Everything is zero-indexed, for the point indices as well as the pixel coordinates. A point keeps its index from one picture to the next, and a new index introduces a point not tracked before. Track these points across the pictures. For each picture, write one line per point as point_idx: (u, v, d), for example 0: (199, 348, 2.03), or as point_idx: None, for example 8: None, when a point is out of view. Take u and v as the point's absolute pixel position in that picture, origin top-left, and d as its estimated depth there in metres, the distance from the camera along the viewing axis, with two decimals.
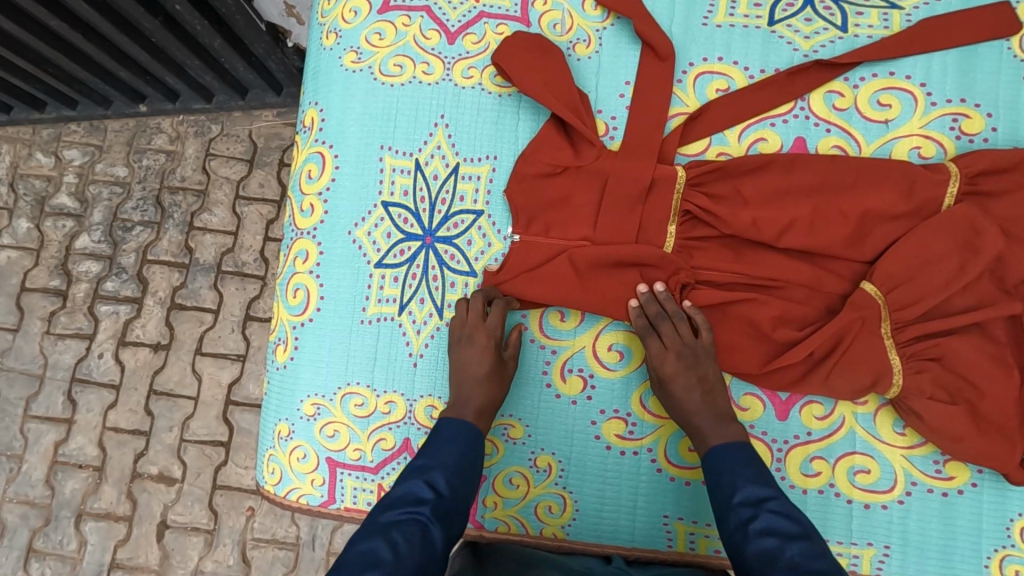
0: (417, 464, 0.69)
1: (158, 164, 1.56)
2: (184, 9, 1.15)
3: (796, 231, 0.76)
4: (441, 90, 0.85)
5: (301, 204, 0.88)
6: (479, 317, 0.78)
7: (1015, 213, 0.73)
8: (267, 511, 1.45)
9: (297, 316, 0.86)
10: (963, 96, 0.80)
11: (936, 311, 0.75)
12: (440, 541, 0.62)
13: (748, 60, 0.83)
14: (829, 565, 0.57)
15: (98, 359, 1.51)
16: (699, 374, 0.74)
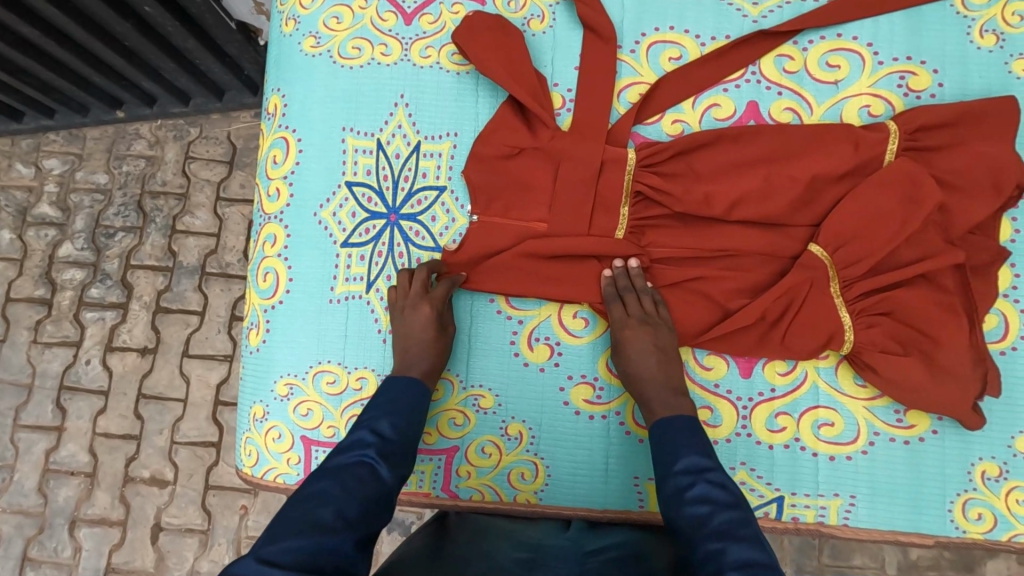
0: (365, 415, 0.73)
1: (138, 170, 1.57)
2: (155, 11, 1.16)
3: (746, 201, 0.78)
4: (401, 71, 0.86)
5: (268, 189, 0.88)
6: (422, 290, 0.79)
7: (955, 165, 0.76)
8: (261, 509, 1.46)
9: (267, 300, 0.87)
10: (910, 53, 0.82)
11: (884, 266, 0.77)
12: (388, 477, 0.68)
13: (699, 28, 0.84)
14: (752, 534, 0.62)
15: (86, 365, 1.52)
16: (646, 350, 0.76)
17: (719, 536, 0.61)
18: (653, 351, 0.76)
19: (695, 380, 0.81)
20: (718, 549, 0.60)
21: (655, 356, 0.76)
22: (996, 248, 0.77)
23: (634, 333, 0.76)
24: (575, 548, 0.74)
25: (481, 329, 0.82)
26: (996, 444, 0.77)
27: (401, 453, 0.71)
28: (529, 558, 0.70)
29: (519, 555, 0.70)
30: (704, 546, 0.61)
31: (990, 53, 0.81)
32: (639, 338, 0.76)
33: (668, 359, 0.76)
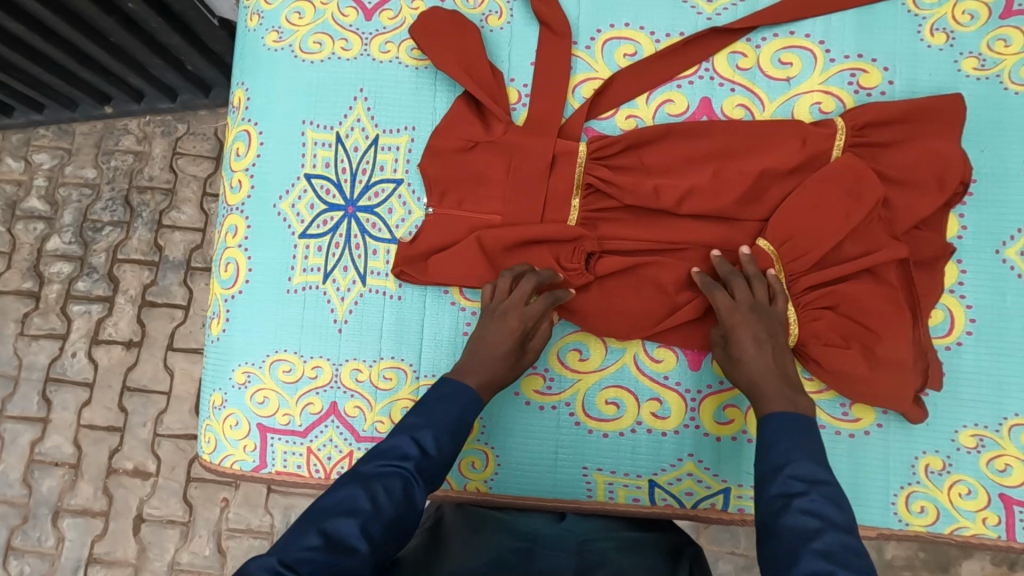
0: (410, 421, 0.69)
1: (126, 165, 1.59)
2: (139, 7, 1.18)
3: (695, 195, 0.79)
4: (360, 65, 0.87)
5: (230, 181, 0.90)
6: (524, 300, 0.77)
7: (902, 161, 0.77)
8: (242, 502, 1.47)
9: (228, 289, 0.88)
10: (861, 51, 0.83)
11: (829, 260, 0.78)
12: (420, 498, 0.65)
13: (654, 24, 0.85)
14: (864, 564, 0.55)
15: (71, 357, 1.54)
16: (760, 341, 0.72)
17: (825, 556, 0.55)
18: (764, 341, 0.72)
19: (645, 372, 0.82)
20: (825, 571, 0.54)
21: (766, 346, 0.72)
22: (942, 244, 0.77)
23: (740, 323, 0.73)
24: (571, 538, 0.74)
25: (435, 319, 0.84)
26: (940, 437, 0.78)
27: (438, 472, 0.67)
28: (526, 547, 0.69)
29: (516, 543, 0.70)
30: (807, 563, 0.55)
31: (939, 51, 0.82)
32: (739, 337, 0.73)
33: (779, 357, 0.72)
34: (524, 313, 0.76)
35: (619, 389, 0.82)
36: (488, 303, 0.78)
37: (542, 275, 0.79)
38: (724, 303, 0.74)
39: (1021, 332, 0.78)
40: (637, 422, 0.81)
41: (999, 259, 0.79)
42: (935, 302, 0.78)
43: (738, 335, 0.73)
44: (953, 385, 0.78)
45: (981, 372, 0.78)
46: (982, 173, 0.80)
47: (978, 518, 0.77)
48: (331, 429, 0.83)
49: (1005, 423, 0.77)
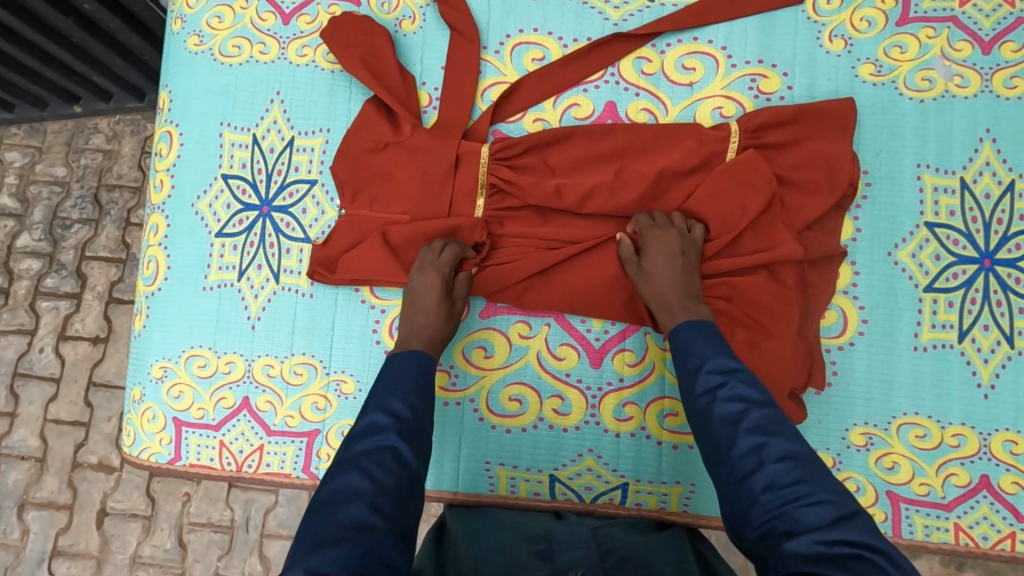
0: (375, 396, 0.71)
1: (95, 164, 1.54)
2: (94, 8, 1.15)
3: (596, 194, 0.82)
4: (277, 68, 0.89)
5: (153, 181, 0.92)
6: (434, 256, 0.81)
7: (796, 163, 0.80)
8: (202, 495, 1.45)
9: (149, 286, 0.90)
10: (761, 57, 0.84)
11: (729, 256, 0.80)
12: (412, 459, 0.66)
13: (562, 30, 0.87)
14: (787, 429, 0.62)
15: (39, 353, 1.50)
16: (668, 252, 0.76)
17: (756, 431, 0.62)
18: (676, 255, 0.76)
19: (548, 370, 0.83)
20: (759, 444, 0.61)
21: (676, 258, 0.76)
22: (834, 246, 0.80)
23: (656, 237, 0.77)
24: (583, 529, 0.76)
25: (344, 317, 0.86)
26: (830, 436, 0.79)
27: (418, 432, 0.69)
28: (546, 548, 0.70)
29: (534, 548, 0.70)
30: (743, 441, 0.62)
31: (838, 57, 0.84)
32: (649, 251, 0.77)
33: (687, 270, 0.77)
34: (439, 266, 0.80)
35: (522, 387, 0.83)
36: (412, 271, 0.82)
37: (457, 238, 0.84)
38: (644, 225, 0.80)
39: (911, 333, 0.79)
40: (539, 418, 0.83)
41: (892, 261, 0.80)
42: (827, 304, 0.80)
43: (649, 247, 0.77)
44: (841, 383, 0.80)
45: (870, 371, 0.79)
46: (875, 176, 0.82)
47: None
48: (243, 423, 0.85)
49: (894, 421, 0.78)
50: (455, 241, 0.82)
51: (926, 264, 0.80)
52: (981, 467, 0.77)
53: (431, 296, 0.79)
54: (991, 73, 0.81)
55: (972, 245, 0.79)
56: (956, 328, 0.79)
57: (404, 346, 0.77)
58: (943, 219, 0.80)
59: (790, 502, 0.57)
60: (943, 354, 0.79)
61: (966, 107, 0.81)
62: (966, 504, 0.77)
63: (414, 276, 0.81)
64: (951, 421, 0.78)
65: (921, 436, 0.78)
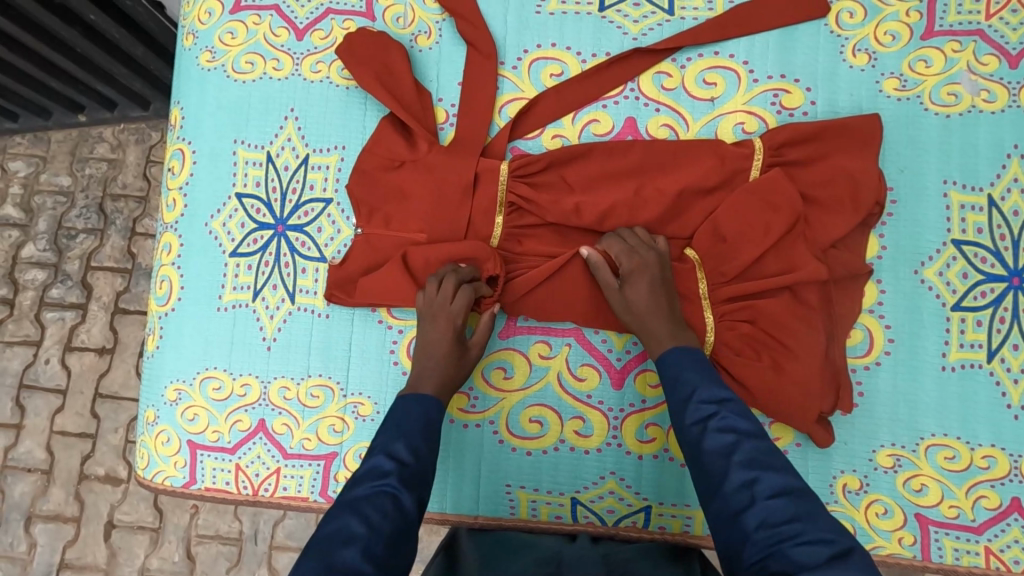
0: (381, 438, 0.72)
1: (100, 172, 1.53)
2: (99, 18, 1.14)
3: (614, 213, 0.81)
4: (291, 85, 0.88)
5: (166, 199, 0.90)
6: (447, 300, 0.79)
7: (819, 179, 0.79)
8: (211, 507, 1.43)
9: (162, 306, 0.88)
10: (783, 72, 0.83)
11: (752, 275, 0.79)
12: (411, 505, 0.67)
13: (580, 45, 0.86)
14: (779, 460, 0.64)
15: (44, 364, 1.49)
16: (654, 287, 0.77)
17: (748, 466, 0.64)
18: (659, 287, 0.77)
19: (569, 391, 0.82)
20: (751, 478, 0.62)
21: (659, 291, 0.77)
22: (858, 264, 0.79)
23: (636, 266, 0.77)
24: (593, 554, 0.77)
25: (361, 339, 0.85)
26: (857, 457, 0.78)
27: (420, 476, 0.70)
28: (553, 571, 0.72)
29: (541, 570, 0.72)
30: (736, 475, 0.63)
31: (861, 72, 0.82)
32: (634, 283, 0.77)
33: (670, 303, 0.77)
34: (451, 313, 0.78)
35: (542, 408, 0.82)
36: (421, 308, 0.80)
37: (465, 270, 0.81)
38: (617, 250, 0.78)
39: (939, 352, 0.78)
40: (560, 440, 0.82)
41: (918, 279, 0.79)
42: (852, 323, 0.79)
43: (633, 276, 0.77)
44: (867, 404, 0.78)
45: (897, 392, 0.78)
46: (901, 193, 0.80)
47: (894, 537, 0.76)
48: (259, 446, 0.84)
49: (922, 442, 0.77)
50: (461, 275, 0.81)
51: (953, 282, 0.79)
52: (1011, 489, 0.75)
53: (448, 340, 0.78)
54: (1018, 87, 0.80)
55: (1000, 262, 0.78)
56: (984, 347, 0.78)
57: (417, 385, 0.77)
58: (971, 236, 0.79)
59: (786, 539, 0.57)
60: (971, 374, 0.77)
61: (993, 122, 0.80)
62: (997, 526, 0.75)
63: (427, 321, 0.80)
64: (980, 443, 0.76)
65: (950, 457, 0.76)
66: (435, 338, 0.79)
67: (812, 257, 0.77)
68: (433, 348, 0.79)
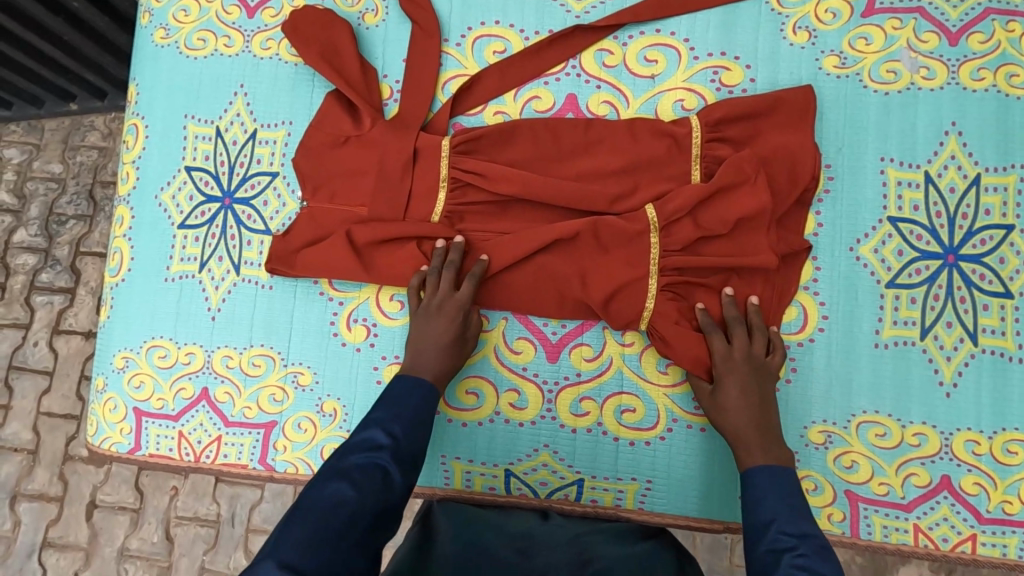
0: (377, 413, 0.73)
1: (91, 161, 1.54)
2: (83, 7, 1.16)
3: (570, 187, 0.80)
4: (242, 61, 0.90)
5: (120, 173, 0.92)
6: (452, 287, 0.79)
7: (767, 150, 0.78)
8: (190, 490, 1.44)
9: (114, 277, 0.90)
10: (724, 49, 0.83)
11: (703, 249, 0.78)
12: (399, 481, 0.67)
13: (523, 23, 0.87)
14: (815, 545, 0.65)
15: (33, 347, 1.51)
16: (748, 388, 0.74)
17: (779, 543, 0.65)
18: (751, 392, 0.74)
19: (505, 364, 0.83)
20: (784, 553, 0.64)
21: (752, 394, 0.74)
22: (795, 242, 0.79)
23: (733, 370, 0.75)
24: (564, 533, 0.74)
25: (302, 311, 0.86)
26: (788, 434, 0.78)
27: (410, 454, 0.70)
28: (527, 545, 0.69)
29: (513, 544, 0.69)
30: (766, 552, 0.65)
31: (801, 49, 0.82)
32: (727, 383, 0.75)
33: (763, 403, 0.74)
34: (458, 302, 0.79)
35: (479, 381, 0.83)
36: (417, 307, 0.80)
37: (452, 258, 0.80)
38: (719, 349, 0.76)
39: (872, 330, 0.78)
40: (495, 412, 0.82)
41: (854, 257, 0.79)
42: (785, 300, 0.79)
43: (724, 377, 0.75)
44: (799, 381, 0.78)
45: (830, 368, 0.78)
46: (838, 170, 0.80)
47: (824, 513, 0.77)
48: (202, 413, 0.86)
49: (853, 419, 0.77)
50: (451, 265, 0.80)
51: (888, 259, 0.78)
52: (941, 467, 0.76)
53: (441, 328, 0.78)
54: (958, 64, 0.79)
55: (936, 240, 0.78)
56: (918, 325, 0.77)
57: (416, 371, 0.77)
58: (907, 214, 0.79)
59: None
60: (904, 351, 0.77)
61: (932, 99, 0.79)
62: (926, 504, 0.76)
63: (427, 319, 0.79)
64: (911, 420, 0.76)
65: (880, 434, 0.77)
66: (428, 334, 0.78)
67: (764, 241, 0.77)
68: (428, 346, 0.78)
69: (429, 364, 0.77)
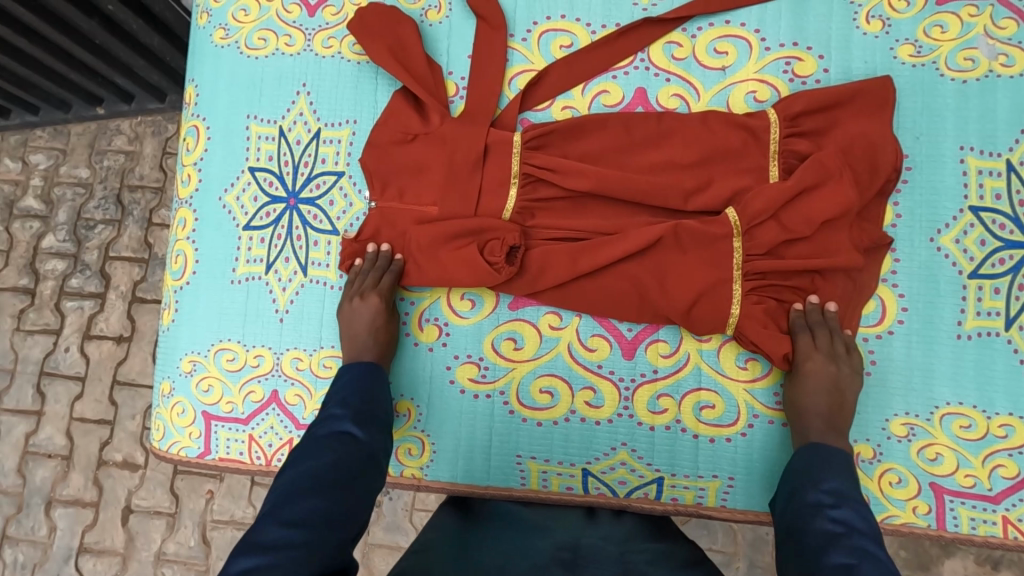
0: (335, 392, 0.75)
1: (118, 165, 1.48)
2: (118, 8, 1.10)
3: (643, 189, 0.79)
4: (303, 60, 0.89)
5: (181, 174, 0.91)
6: (374, 282, 0.81)
7: (848, 144, 0.77)
8: (226, 492, 1.38)
9: (177, 281, 0.89)
10: (796, 40, 0.82)
11: (787, 250, 0.77)
12: (364, 439, 0.70)
13: (590, 16, 0.86)
14: (870, 528, 0.63)
15: (64, 352, 1.45)
16: (824, 388, 0.73)
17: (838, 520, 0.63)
18: (829, 391, 0.73)
19: (580, 362, 0.82)
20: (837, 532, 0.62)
21: (831, 396, 0.73)
22: (875, 236, 0.77)
23: (816, 369, 0.74)
24: (611, 548, 0.73)
25: None
26: (870, 427, 0.77)
27: (375, 418, 0.72)
28: (571, 558, 0.68)
29: (558, 556, 0.69)
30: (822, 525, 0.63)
31: (875, 39, 0.81)
32: (806, 383, 0.74)
33: (838, 404, 0.74)
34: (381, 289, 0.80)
35: (553, 378, 0.82)
36: (349, 292, 0.82)
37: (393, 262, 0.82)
38: (802, 348, 0.75)
39: (955, 320, 0.77)
40: (571, 411, 0.81)
41: (934, 247, 0.78)
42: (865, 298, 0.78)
43: (806, 376, 0.74)
44: (879, 373, 0.77)
45: (912, 360, 0.77)
46: (916, 160, 0.79)
47: (908, 506, 0.76)
48: (272, 416, 0.85)
49: (937, 411, 0.76)
50: (381, 264, 0.82)
51: (971, 250, 0.77)
52: None
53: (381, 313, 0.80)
54: None
55: (1019, 229, 0.77)
56: (1002, 315, 0.76)
57: (358, 355, 0.79)
58: (989, 203, 0.78)
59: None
60: (987, 342, 0.76)
61: (1011, 86, 0.79)
62: (1014, 496, 0.75)
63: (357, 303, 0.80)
64: (997, 412, 0.75)
65: (966, 426, 0.76)
66: (360, 318, 0.79)
67: (847, 239, 0.76)
68: (363, 334, 0.79)
69: (366, 349, 0.79)
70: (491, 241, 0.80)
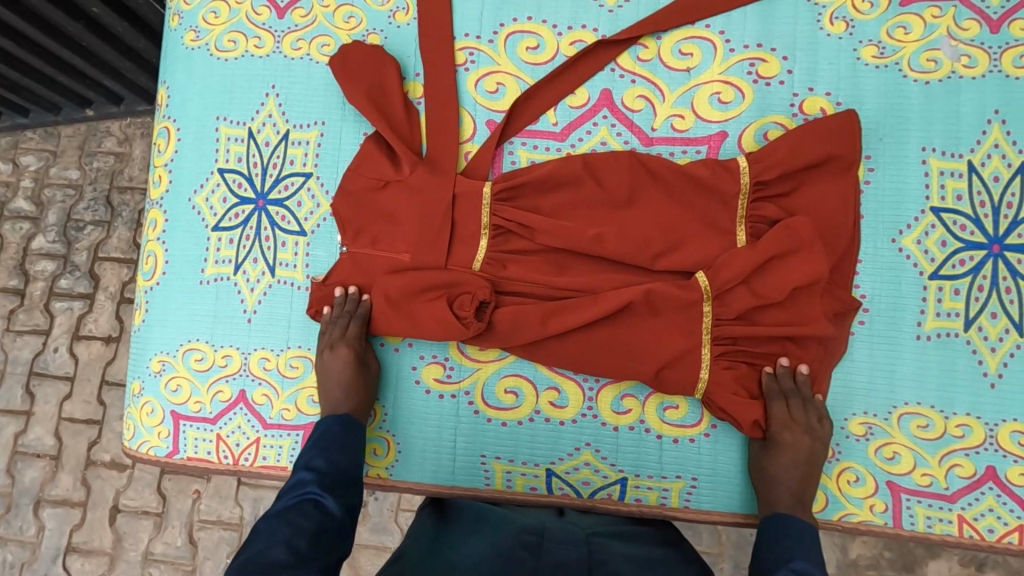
0: (303, 455, 0.75)
1: (108, 166, 1.49)
2: (103, 11, 1.10)
3: (616, 248, 0.79)
4: (273, 62, 0.90)
5: (153, 175, 0.92)
6: (341, 333, 0.81)
7: (820, 209, 0.77)
8: (213, 492, 1.39)
9: (148, 281, 0.90)
10: (760, 41, 0.83)
11: (759, 315, 0.76)
12: (332, 508, 0.70)
13: (556, 18, 0.86)
14: None
15: (53, 353, 1.46)
16: (795, 463, 0.74)
17: None
18: (799, 464, 0.74)
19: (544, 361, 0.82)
20: None
21: (801, 470, 0.74)
22: (845, 300, 0.77)
23: (788, 445, 0.74)
24: (577, 532, 0.75)
25: None
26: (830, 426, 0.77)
27: (344, 480, 0.73)
28: (534, 540, 0.70)
29: (521, 538, 0.70)
30: None
31: (839, 40, 0.82)
32: (778, 454, 0.74)
33: (808, 477, 0.74)
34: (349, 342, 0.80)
35: (518, 379, 0.82)
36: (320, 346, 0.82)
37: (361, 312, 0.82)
38: (775, 418, 0.75)
39: (915, 321, 0.77)
40: (536, 411, 0.82)
41: (897, 248, 0.78)
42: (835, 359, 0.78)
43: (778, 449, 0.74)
44: (843, 373, 0.78)
45: (875, 361, 0.77)
46: (880, 160, 0.79)
47: (866, 504, 0.76)
48: (240, 416, 0.86)
49: (895, 411, 0.76)
50: (352, 316, 0.82)
51: (932, 250, 0.77)
52: (986, 458, 0.75)
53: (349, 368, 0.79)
54: (1000, 52, 0.79)
55: (980, 229, 0.77)
56: (962, 316, 0.76)
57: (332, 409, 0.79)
58: (950, 204, 0.78)
59: None
60: (948, 342, 0.76)
61: (975, 87, 0.79)
62: (971, 495, 0.75)
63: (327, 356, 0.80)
64: (955, 412, 0.75)
65: (923, 426, 0.76)
66: (332, 374, 0.79)
67: (819, 307, 0.75)
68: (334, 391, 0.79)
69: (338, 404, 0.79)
70: (460, 296, 0.79)
